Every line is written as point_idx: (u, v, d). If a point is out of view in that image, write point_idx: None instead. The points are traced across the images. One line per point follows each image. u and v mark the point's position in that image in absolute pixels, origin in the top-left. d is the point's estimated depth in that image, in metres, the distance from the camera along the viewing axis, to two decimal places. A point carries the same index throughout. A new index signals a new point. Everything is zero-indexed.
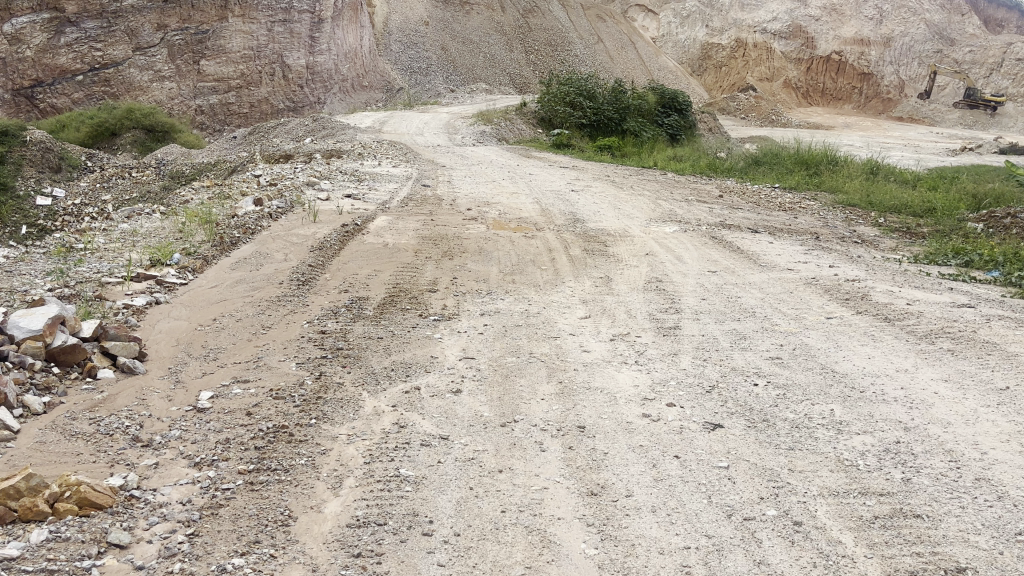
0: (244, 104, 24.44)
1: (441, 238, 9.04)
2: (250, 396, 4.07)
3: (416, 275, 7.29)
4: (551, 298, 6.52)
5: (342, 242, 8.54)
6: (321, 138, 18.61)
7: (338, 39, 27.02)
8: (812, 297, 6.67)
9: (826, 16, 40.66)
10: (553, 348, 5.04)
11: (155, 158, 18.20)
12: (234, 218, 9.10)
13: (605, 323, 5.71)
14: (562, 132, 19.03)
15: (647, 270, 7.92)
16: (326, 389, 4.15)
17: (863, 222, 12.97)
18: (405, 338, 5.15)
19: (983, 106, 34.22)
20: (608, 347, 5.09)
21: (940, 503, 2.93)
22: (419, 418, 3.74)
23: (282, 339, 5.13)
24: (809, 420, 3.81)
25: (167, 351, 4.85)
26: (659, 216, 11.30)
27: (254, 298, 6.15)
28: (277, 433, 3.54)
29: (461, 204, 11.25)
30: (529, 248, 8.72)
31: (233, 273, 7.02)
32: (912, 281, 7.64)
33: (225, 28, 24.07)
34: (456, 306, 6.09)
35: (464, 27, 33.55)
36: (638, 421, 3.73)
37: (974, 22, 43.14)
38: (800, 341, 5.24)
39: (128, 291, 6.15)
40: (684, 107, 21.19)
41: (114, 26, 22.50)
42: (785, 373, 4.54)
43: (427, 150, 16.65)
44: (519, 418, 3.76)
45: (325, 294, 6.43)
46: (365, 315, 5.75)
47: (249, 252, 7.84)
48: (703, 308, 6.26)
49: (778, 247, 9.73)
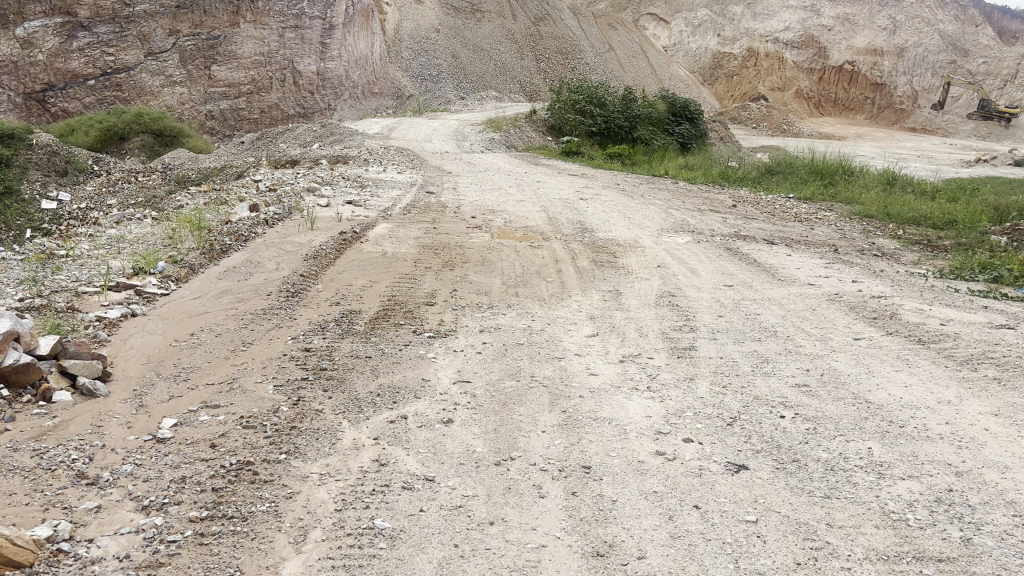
0: (254, 110, 24.02)
1: (443, 247, 8.62)
2: (218, 425, 3.65)
3: (413, 287, 6.87)
4: (555, 314, 6.08)
5: (338, 251, 8.12)
6: (329, 144, 18.25)
7: (349, 46, 26.64)
8: (837, 315, 6.22)
9: (838, 27, 40.32)
10: (557, 370, 4.61)
11: (162, 163, 17.85)
12: (228, 224, 8.70)
13: (613, 342, 5.28)
14: (571, 139, 18.65)
15: (659, 283, 7.49)
16: (302, 417, 3.73)
17: (881, 233, 12.52)
18: (396, 358, 4.72)
19: (998, 118, 33.34)
20: (617, 370, 4.67)
21: (1011, 572, 2.51)
22: (403, 453, 3.31)
23: (261, 358, 4.70)
24: (844, 461, 3.37)
25: (134, 370, 4.43)
26: (671, 226, 10.88)
27: (237, 311, 5.73)
28: (239, 471, 3.12)
29: (466, 211, 10.86)
30: (534, 259, 8.30)
31: (220, 283, 6.62)
32: (942, 298, 7.18)
33: (237, 34, 23.81)
34: (454, 322, 5.66)
35: (475, 34, 33.24)
36: (651, 461, 3.31)
37: (988, 33, 42.70)
38: (828, 365, 4.81)
39: (104, 301, 5.74)
40: (695, 116, 20.80)
41: (126, 31, 22.34)
42: (813, 403, 4.11)
43: (435, 156, 16.28)
44: (516, 455, 3.33)
45: (314, 307, 6.01)
46: (355, 331, 5.32)
47: (239, 260, 7.44)
48: (720, 326, 5.82)
49: (796, 260, 9.30)
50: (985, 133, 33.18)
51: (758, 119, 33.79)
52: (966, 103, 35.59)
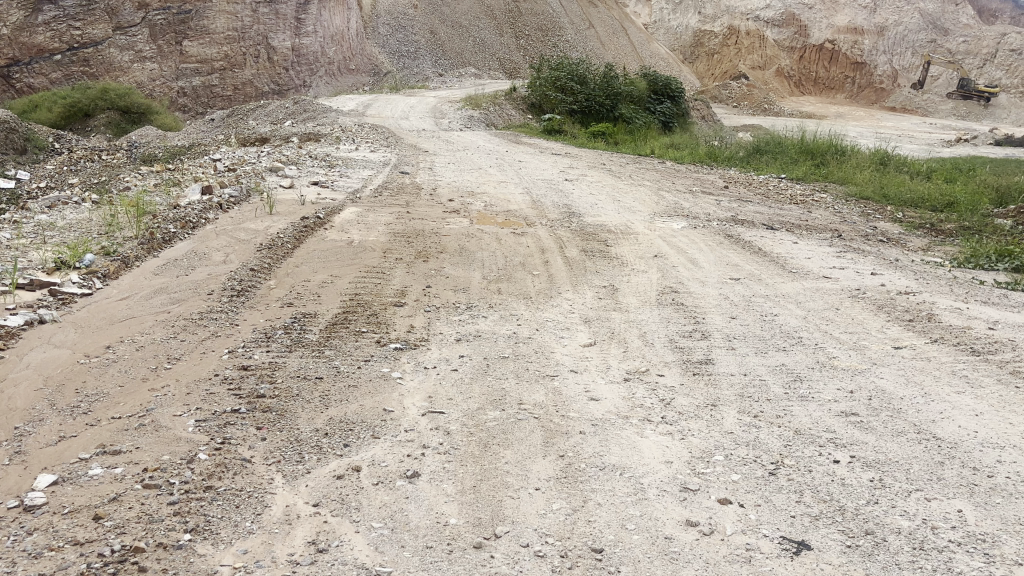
0: (228, 86, 22.88)
1: (417, 235, 7.74)
2: (112, 482, 2.79)
3: (381, 282, 6.01)
4: (544, 317, 5.25)
5: (297, 239, 7.24)
6: (302, 121, 17.26)
7: (324, 21, 25.57)
8: (867, 317, 5.43)
9: (820, 5, 39.66)
10: (550, 394, 3.78)
11: (128, 140, 16.80)
12: (176, 209, 7.80)
13: (615, 354, 4.47)
14: (553, 117, 17.69)
15: (658, 276, 6.68)
16: (222, 471, 2.88)
17: (881, 216, 11.78)
18: (354, 379, 3.86)
19: (977, 97, 32.76)
20: (623, 394, 3.85)
21: None
22: (351, 531, 2.50)
23: (187, 380, 3.83)
24: (934, 535, 2.56)
25: (21, 399, 3.54)
26: (664, 210, 10.04)
27: (168, 316, 4.84)
28: (121, 568, 2.28)
29: (442, 193, 9.96)
30: (518, 248, 7.45)
31: (154, 279, 5.71)
32: (973, 294, 6.38)
33: (209, 8, 22.68)
34: (426, 329, 4.81)
35: (455, 9, 32.10)
36: (681, 538, 2.52)
37: (968, 12, 42.28)
38: (875, 386, 4.00)
39: (8, 306, 4.82)
40: (676, 94, 19.95)
41: (93, 5, 21.16)
42: (869, 439, 3.31)
43: (411, 134, 15.31)
44: (502, 531, 2.52)
45: (262, 309, 5.15)
46: (306, 341, 4.45)
47: (182, 252, 6.54)
48: (736, 331, 5.02)
49: (805, 248, 8.48)
50: (965, 112, 32.46)
51: (739, 98, 32.91)
52: (945, 83, 34.90)
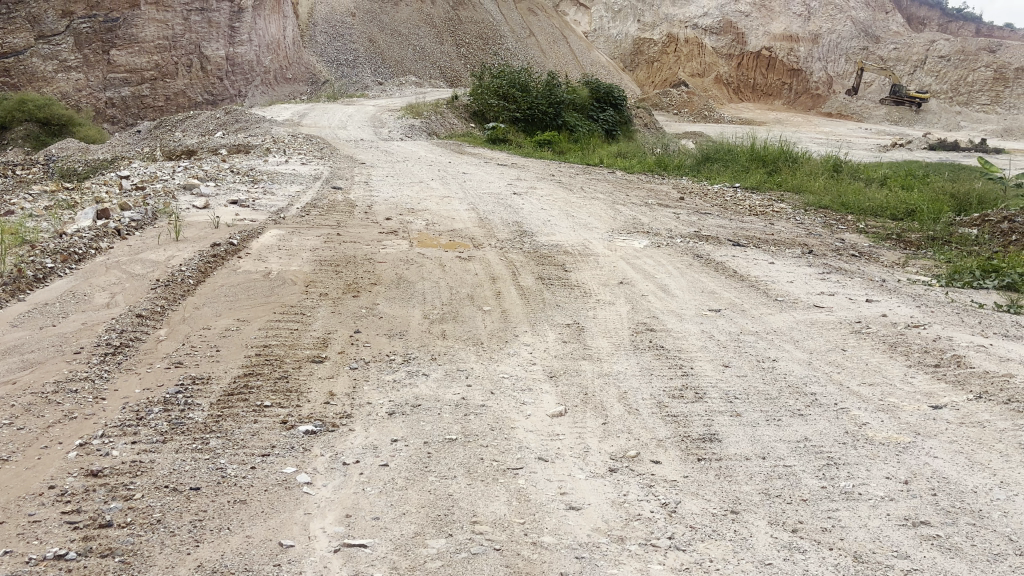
0: (159, 97, 21.29)
1: (346, 263, 6.65)
2: None
3: (299, 327, 4.93)
4: (498, 372, 4.24)
5: (202, 272, 6.10)
6: (232, 132, 16.04)
7: (259, 30, 23.85)
8: (885, 363, 4.51)
9: (755, 12, 39.52)
10: (513, 502, 2.78)
11: (45, 154, 15.34)
12: (61, 237, 6.60)
13: (591, 429, 3.48)
14: (496, 125, 16.72)
15: (627, 309, 5.72)
16: None
17: (845, 227, 11.04)
18: (243, 491, 2.80)
19: (909, 103, 32.22)
20: (611, 497, 2.86)
21: None
22: None
23: (7, 499, 2.74)
24: None
25: None
26: (623, 226, 9.13)
27: (7, 391, 3.69)
28: None
29: (378, 211, 8.91)
30: (464, 276, 6.45)
31: (8, 334, 4.54)
32: (988, 325, 5.54)
33: (137, 16, 21.23)
34: (349, 397, 3.76)
35: (393, 18, 30.73)
36: None
37: (897, 20, 42.85)
38: (936, 470, 3.09)
39: None
40: (620, 101, 19.18)
41: (13, 13, 20.41)
42: (960, 571, 2.41)
43: (348, 145, 14.22)
44: None
45: (141, 373, 4.04)
46: (190, 425, 3.36)
47: (56, 293, 5.38)
48: (737, 388, 4.07)
49: (783, 269, 7.62)
50: (898, 117, 32.34)
51: (680, 106, 32.39)
52: (879, 88, 34.80)
